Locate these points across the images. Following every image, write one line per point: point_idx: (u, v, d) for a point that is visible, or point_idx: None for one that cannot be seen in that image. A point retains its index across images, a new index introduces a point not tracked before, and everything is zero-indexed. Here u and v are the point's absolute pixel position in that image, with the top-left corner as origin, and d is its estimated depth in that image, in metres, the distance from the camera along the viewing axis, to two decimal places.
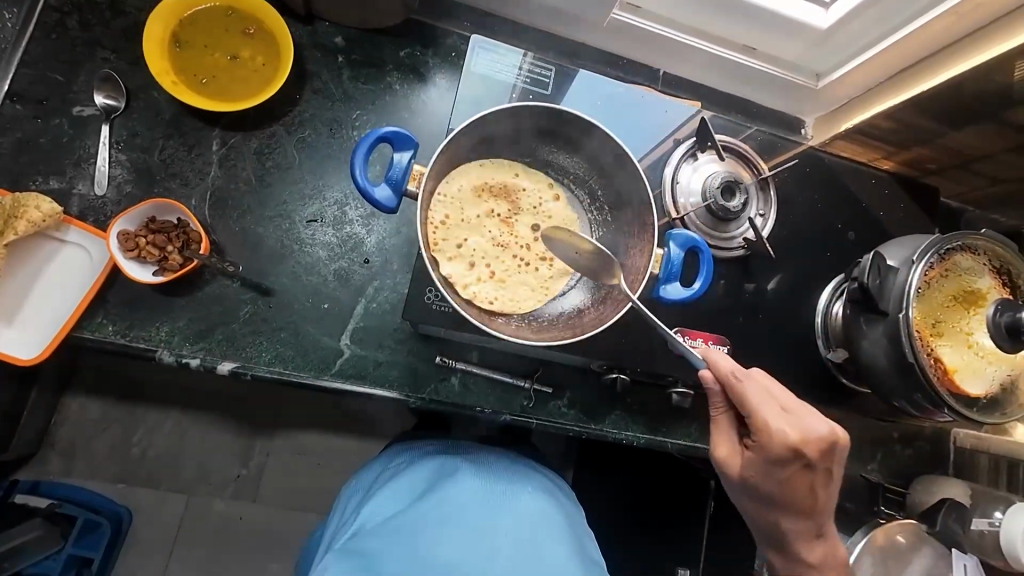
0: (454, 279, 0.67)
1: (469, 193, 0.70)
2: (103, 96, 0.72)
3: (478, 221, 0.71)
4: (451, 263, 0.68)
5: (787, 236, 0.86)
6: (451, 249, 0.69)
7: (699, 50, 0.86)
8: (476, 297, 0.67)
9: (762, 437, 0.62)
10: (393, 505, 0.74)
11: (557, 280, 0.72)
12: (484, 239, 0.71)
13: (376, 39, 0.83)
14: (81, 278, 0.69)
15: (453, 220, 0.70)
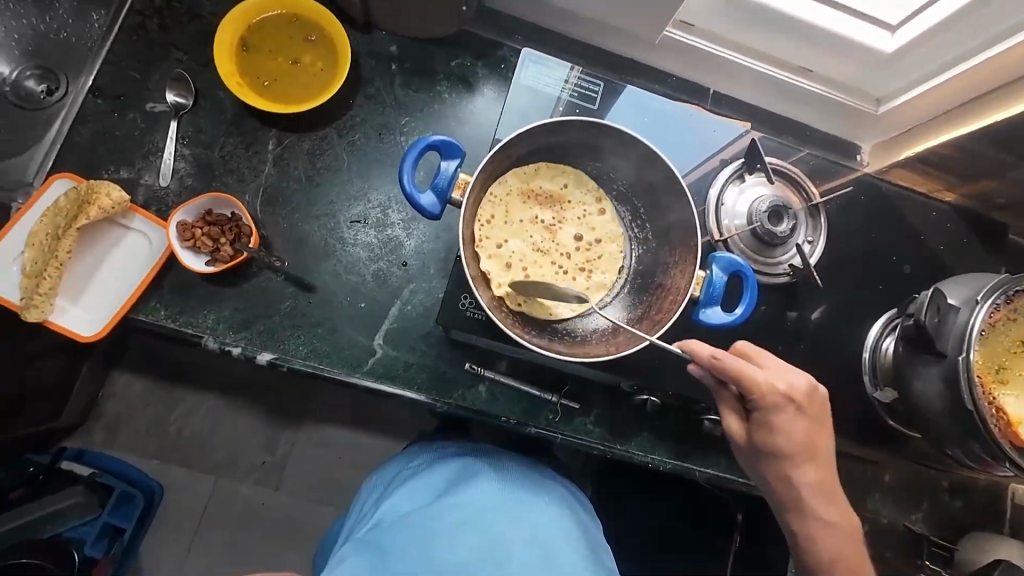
0: (491, 278, 0.67)
1: (517, 197, 0.70)
2: (173, 94, 0.77)
3: (522, 224, 0.70)
4: (491, 261, 0.68)
5: (837, 265, 0.82)
6: (492, 248, 0.68)
7: (752, 71, 0.85)
8: (510, 300, 0.67)
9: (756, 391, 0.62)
10: (412, 503, 0.74)
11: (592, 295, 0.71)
12: (526, 243, 0.70)
13: (429, 49, 0.85)
14: (141, 264, 0.73)
15: (499, 220, 0.69)
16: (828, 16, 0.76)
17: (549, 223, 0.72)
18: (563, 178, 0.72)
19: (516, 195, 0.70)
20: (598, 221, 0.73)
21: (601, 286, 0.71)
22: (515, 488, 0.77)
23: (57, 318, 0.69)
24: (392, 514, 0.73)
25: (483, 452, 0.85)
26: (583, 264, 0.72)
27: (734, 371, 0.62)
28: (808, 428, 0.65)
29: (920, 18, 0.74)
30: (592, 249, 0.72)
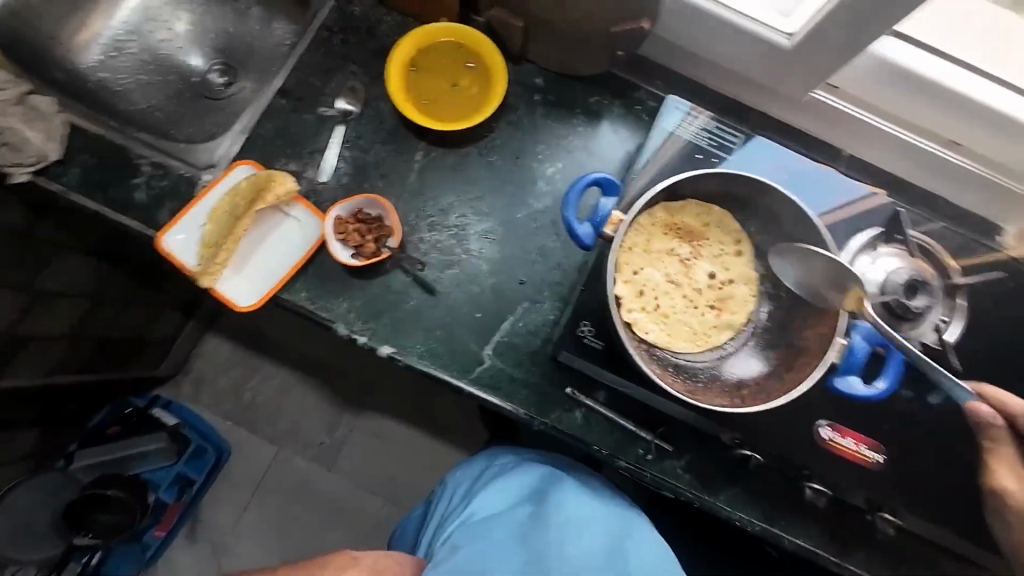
0: (625, 303, 0.68)
1: (661, 227, 0.71)
2: (345, 102, 0.86)
3: (661, 255, 0.71)
4: (627, 286, 0.70)
5: (970, 351, 0.78)
6: (630, 273, 0.70)
7: (896, 140, 0.83)
8: (640, 327, 0.69)
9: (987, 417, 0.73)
10: (504, 502, 0.77)
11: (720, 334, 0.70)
12: (661, 272, 0.71)
13: (572, 85, 0.90)
14: (293, 248, 0.81)
15: (641, 248, 0.70)
16: (992, 94, 0.73)
17: (685, 256, 0.72)
18: (707, 215, 0.71)
19: (661, 225, 0.71)
20: (736, 264, 0.72)
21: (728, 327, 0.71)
22: (606, 504, 0.77)
23: (220, 285, 0.78)
24: (486, 510, 0.77)
25: (567, 463, 0.83)
26: (714, 302, 0.71)
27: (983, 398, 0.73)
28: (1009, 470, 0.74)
29: None
30: (726, 289, 0.71)
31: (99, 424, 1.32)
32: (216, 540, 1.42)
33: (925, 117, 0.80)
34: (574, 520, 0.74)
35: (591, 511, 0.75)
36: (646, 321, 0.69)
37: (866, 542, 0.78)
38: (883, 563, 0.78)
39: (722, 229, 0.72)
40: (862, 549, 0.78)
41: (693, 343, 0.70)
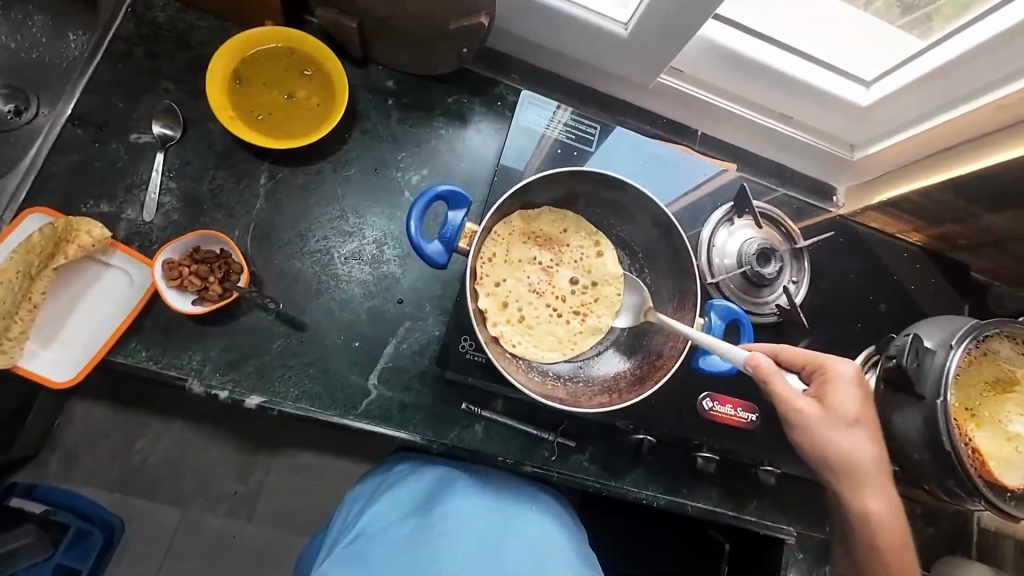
0: (488, 315, 0.68)
1: (519, 236, 0.71)
2: (160, 125, 0.74)
3: (521, 264, 0.71)
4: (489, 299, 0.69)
5: (817, 304, 0.86)
6: (492, 285, 0.70)
7: (738, 116, 0.88)
8: (504, 339, 0.68)
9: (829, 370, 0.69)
10: (396, 515, 0.71)
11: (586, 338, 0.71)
12: (523, 283, 0.71)
13: (426, 84, 0.85)
14: (120, 303, 0.69)
15: (501, 260, 0.70)
16: (808, 70, 0.81)
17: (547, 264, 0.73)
18: (562, 221, 0.73)
19: (519, 235, 0.71)
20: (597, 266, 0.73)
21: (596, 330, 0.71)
22: (504, 501, 0.75)
23: (29, 363, 0.65)
24: (376, 525, 0.70)
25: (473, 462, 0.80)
26: (579, 308, 0.72)
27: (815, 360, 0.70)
28: (866, 407, 0.68)
29: (893, 76, 0.80)
30: (589, 292, 0.72)
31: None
32: None
33: (758, 94, 0.86)
34: (465, 524, 0.70)
35: (485, 512, 0.72)
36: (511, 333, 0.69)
37: (757, 491, 0.84)
38: (772, 507, 0.85)
39: (578, 234, 0.73)
40: (757, 498, 0.84)
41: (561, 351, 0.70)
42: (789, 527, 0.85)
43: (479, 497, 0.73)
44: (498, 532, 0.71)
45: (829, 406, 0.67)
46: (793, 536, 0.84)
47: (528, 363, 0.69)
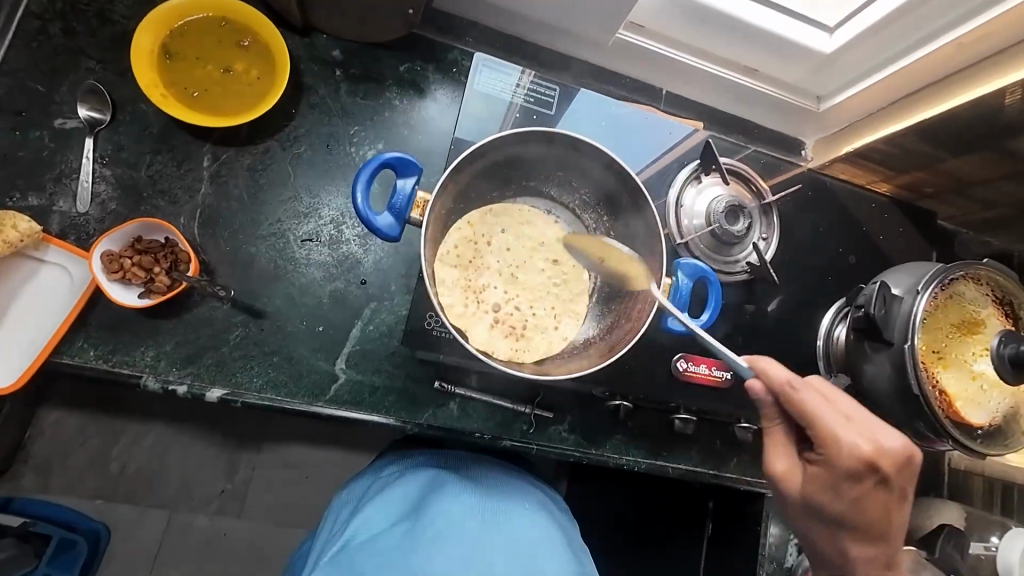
0: (464, 272, 0.70)
1: (522, 221, 0.74)
2: (87, 108, 0.69)
3: (535, 251, 0.73)
4: (472, 257, 0.70)
5: (787, 259, 0.86)
6: (485, 246, 0.71)
7: (701, 71, 0.86)
8: (490, 307, 0.70)
9: (833, 447, 0.59)
10: (386, 518, 0.70)
11: (566, 326, 0.71)
12: (537, 274, 0.73)
13: (374, 53, 0.80)
14: (61, 302, 0.65)
15: (512, 235, 0.72)
16: (769, 17, 0.78)
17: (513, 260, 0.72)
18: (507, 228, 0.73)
19: (518, 219, 0.73)
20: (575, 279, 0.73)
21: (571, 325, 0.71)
22: (493, 496, 0.76)
23: None
24: (366, 530, 0.68)
25: (459, 461, 0.82)
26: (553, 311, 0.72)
27: (822, 432, 0.59)
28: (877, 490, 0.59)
29: (855, 21, 0.78)
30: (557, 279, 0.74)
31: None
32: None
33: (720, 45, 0.83)
34: (459, 518, 0.71)
35: (476, 506, 0.73)
36: (499, 298, 0.70)
37: (736, 448, 0.86)
38: (751, 462, 0.87)
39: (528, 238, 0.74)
40: (736, 455, 0.85)
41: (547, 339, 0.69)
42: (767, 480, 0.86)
43: (469, 494, 0.75)
44: (491, 525, 0.72)
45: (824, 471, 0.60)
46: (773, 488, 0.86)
47: (503, 329, 0.69)
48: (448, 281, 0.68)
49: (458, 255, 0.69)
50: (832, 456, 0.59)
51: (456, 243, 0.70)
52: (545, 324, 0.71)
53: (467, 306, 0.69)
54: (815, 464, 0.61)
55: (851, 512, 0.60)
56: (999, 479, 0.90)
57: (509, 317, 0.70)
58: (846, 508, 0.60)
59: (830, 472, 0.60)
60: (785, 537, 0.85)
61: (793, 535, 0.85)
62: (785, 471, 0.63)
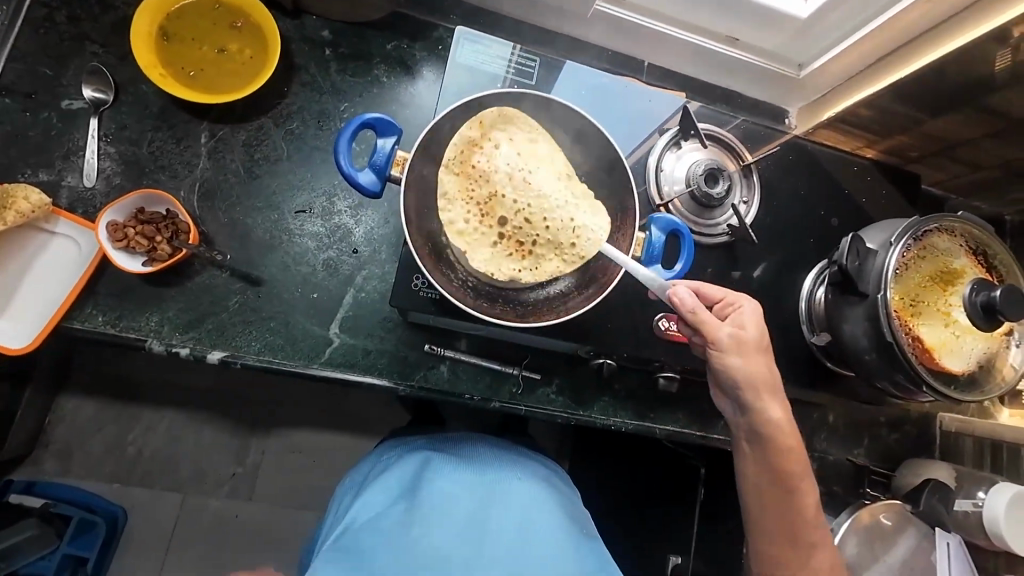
0: (463, 185, 0.63)
1: (531, 129, 0.65)
2: (92, 89, 0.73)
3: (555, 159, 0.65)
4: (477, 166, 0.64)
5: (769, 225, 0.88)
6: (490, 152, 0.64)
7: (680, 41, 0.88)
8: (495, 223, 0.63)
9: (736, 299, 0.70)
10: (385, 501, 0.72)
11: (585, 243, 0.63)
12: (549, 184, 0.65)
13: (362, 32, 0.84)
14: (70, 270, 0.69)
15: (520, 142, 0.65)
16: None
17: (514, 174, 0.64)
18: (502, 130, 0.64)
19: (529, 124, 0.66)
20: (588, 195, 0.66)
21: (593, 244, 0.63)
22: (479, 467, 0.78)
23: None
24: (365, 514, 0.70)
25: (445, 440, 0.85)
26: (566, 231, 0.63)
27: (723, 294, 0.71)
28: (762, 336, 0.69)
29: None
30: (568, 196, 0.64)
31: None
32: None
33: (697, 14, 0.86)
34: (452, 491, 0.73)
35: (465, 476, 0.76)
36: (506, 212, 0.63)
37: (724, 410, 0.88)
38: None
39: (530, 142, 0.65)
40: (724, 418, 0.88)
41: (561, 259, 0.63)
42: None
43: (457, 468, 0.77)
44: (483, 490, 0.74)
45: (737, 328, 0.68)
46: None
47: (508, 247, 0.63)
48: (449, 194, 0.63)
49: (456, 168, 0.63)
50: (739, 303, 0.70)
51: (457, 151, 0.64)
52: (556, 246, 0.64)
53: (471, 224, 0.63)
54: (731, 322, 0.68)
55: (755, 349, 0.68)
56: (987, 438, 0.92)
57: (515, 233, 0.64)
58: (749, 335, 0.68)
59: (752, 319, 0.69)
60: None
61: None
62: (732, 340, 0.67)
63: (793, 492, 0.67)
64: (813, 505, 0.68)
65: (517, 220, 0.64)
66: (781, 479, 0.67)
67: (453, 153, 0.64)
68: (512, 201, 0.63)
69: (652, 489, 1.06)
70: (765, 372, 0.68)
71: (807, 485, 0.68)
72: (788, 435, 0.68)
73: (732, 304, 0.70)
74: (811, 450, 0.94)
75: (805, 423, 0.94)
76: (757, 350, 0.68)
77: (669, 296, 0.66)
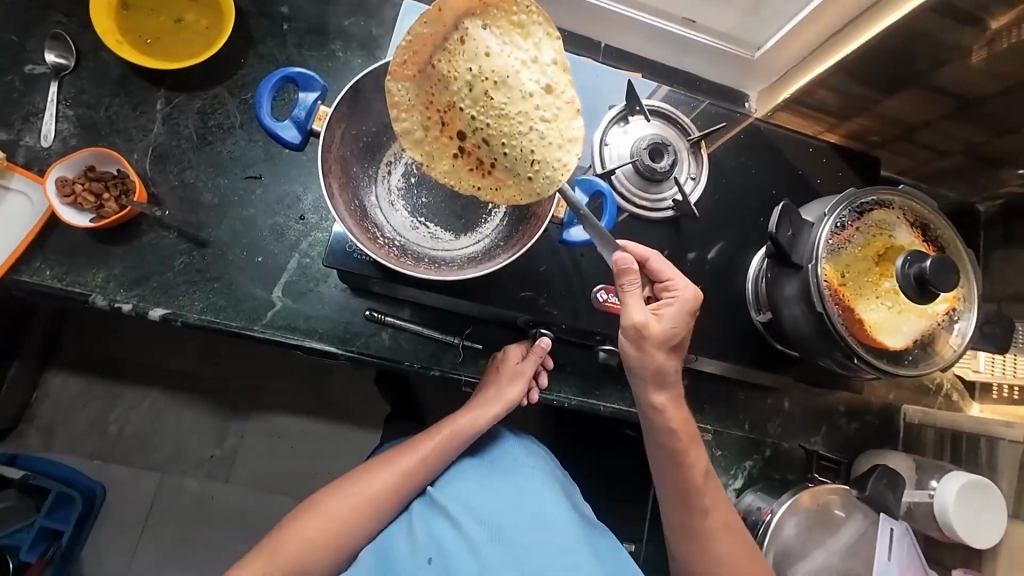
0: (425, 88, 0.60)
1: (517, 25, 0.59)
2: (53, 55, 0.76)
3: (533, 65, 0.59)
4: (443, 68, 0.60)
5: (721, 205, 0.88)
6: (462, 53, 0.59)
7: (634, 21, 0.89)
8: (453, 136, 0.62)
9: (676, 287, 0.70)
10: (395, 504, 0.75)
11: (542, 179, 0.59)
12: (520, 96, 0.59)
13: (319, 8, 0.86)
14: (23, 225, 0.72)
15: (496, 37, 0.59)
16: None
17: (481, 80, 0.59)
18: (476, 19, 0.59)
19: (516, 20, 0.59)
20: (567, 119, 0.59)
21: (549, 184, 0.59)
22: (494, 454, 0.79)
23: None
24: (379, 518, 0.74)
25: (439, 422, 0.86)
26: (528, 153, 0.60)
27: (663, 276, 0.70)
28: (683, 326, 0.69)
29: None
30: (540, 111, 0.60)
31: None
32: None
33: None
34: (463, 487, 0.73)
35: (475, 466, 0.76)
36: (467, 125, 0.61)
37: None
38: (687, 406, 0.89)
39: (505, 39, 0.59)
40: None
41: (515, 189, 0.61)
42: (704, 425, 0.89)
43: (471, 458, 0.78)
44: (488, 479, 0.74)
45: (660, 316, 0.68)
46: (708, 432, 0.88)
47: (467, 164, 0.62)
48: (406, 98, 0.60)
49: (417, 68, 0.60)
50: (678, 292, 0.69)
51: (418, 44, 0.59)
52: (515, 173, 0.61)
53: (428, 133, 0.62)
54: (659, 308, 0.68)
55: (674, 334, 0.68)
56: (950, 430, 0.89)
57: (477, 150, 0.62)
58: (669, 321, 0.68)
59: (680, 307, 0.68)
60: (724, 484, 0.88)
61: (731, 481, 0.89)
62: (650, 325, 0.66)
63: (682, 461, 0.72)
64: (703, 472, 0.72)
65: (477, 137, 0.61)
66: (672, 451, 0.72)
67: (412, 47, 0.59)
68: (475, 115, 0.60)
69: (616, 472, 1.05)
70: (668, 356, 0.69)
71: (697, 456, 0.72)
72: (676, 412, 0.72)
73: (669, 290, 0.70)
74: (765, 436, 0.92)
75: (762, 409, 0.92)
76: (675, 339, 0.69)
77: (614, 265, 0.65)
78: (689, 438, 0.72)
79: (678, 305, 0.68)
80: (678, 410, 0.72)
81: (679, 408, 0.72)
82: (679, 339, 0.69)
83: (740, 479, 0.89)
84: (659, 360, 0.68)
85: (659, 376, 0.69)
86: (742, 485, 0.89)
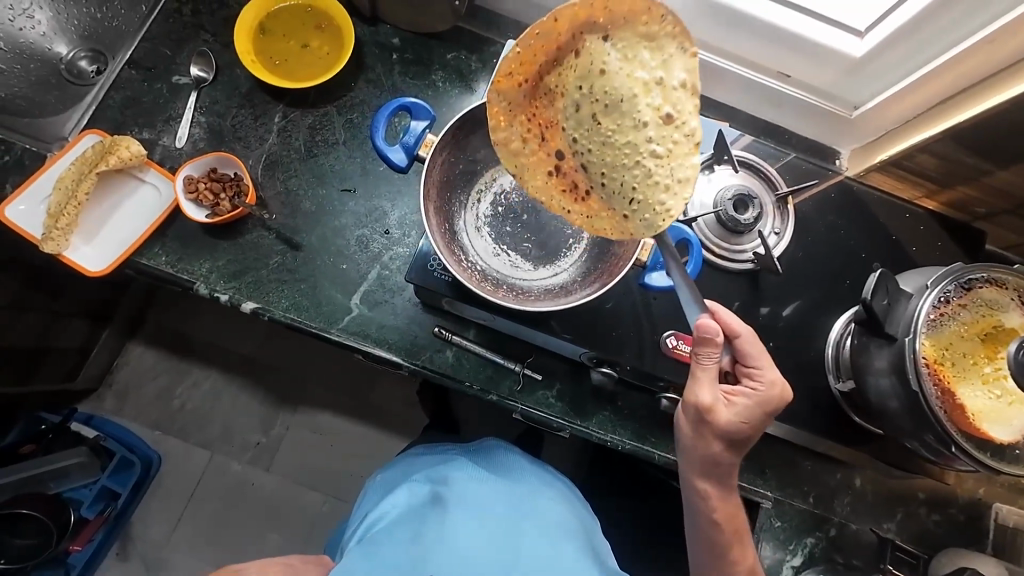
0: (531, 99, 0.63)
1: (645, 37, 0.59)
2: (197, 68, 0.86)
3: (652, 91, 0.60)
4: (554, 83, 0.63)
5: (802, 262, 0.85)
6: (576, 66, 0.62)
7: (727, 71, 0.90)
8: (550, 153, 0.64)
9: (759, 378, 0.66)
10: (411, 501, 0.76)
11: (639, 220, 0.60)
12: (630, 121, 0.61)
13: (425, 41, 0.92)
14: (148, 214, 0.81)
15: (615, 55, 0.60)
16: (798, 19, 0.81)
17: (587, 101, 0.62)
18: (596, 32, 0.60)
19: (645, 32, 0.58)
20: (680, 155, 0.60)
21: (647, 227, 0.60)
22: (515, 481, 0.82)
23: (70, 254, 0.78)
24: (394, 510, 0.75)
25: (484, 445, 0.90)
26: (630, 184, 0.61)
27: (747, 364, 0.67)
28: (754, 422, 0.66)
29: (885, 24, 0.77)
30: (650, 140, 0.60)
31: (11, 443, 1.25)
32: (149, 549, 1.39)
33: (747, 47, 0.87)
34: (482, 495, 0.76)
35: (504, 488, 0.79)
36: (569, 146, 0.64)
37: None
38: (747, 467, 0.85)
39: (625, 58, 0.60)
40: None
41: (609, 222, 0.63)
42: (765, 492, 0.84)
43: (493, 476, 0.81)
44: (514, 502, 0.76)
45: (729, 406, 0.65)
46: (769, 500, 0.84)
47: (561, 184, 0.64)
48: (508, 109, 0.63)
49: (527, 78, 0.62)
50: (759, 385, 0.66)
51: (529, 55, 0.61)
52: (612, 205, 0.63)
53: (527, 144, 0.64)
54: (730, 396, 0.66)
55: (742, 424, 0.65)
56: None
57: (575, 172, 0.64)
58: (741, 409, 0.65)
59: (758, 402, 0.65)
60: (781, 559, 0.82)
61: (789, 557, 0.82)
62: (716, 410, 0.64)
63: (722, 554, 0.70)
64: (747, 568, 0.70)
65: (574, 160, 0.64)
66: (713, 542, 0.69)
67: (521, 59, 0.61)
68: (577, 136, 0.63)
69: (659, 525, 1.00)
70: (730, 446, 0.67)
71: (741, 553, 0.70)
72: (723, 504, 0.69)
73: (749, 379, 0.67)
74: (830, 513, 0.85)
75: (831, 483, 0.86)
76: (742, 433, 0.66)
77: (694, 332, 0.63)
78: (737, 534, 0.70)
79: (753, 398, 0.65)
80: (729, 503, 0.70)
81: (728, 501, 0.69)
82: (747, 434, 0.66)
83: (799, 556, 0.83)
84: (716, 449, 0.66)
85: (713, 463, 0.67)
86: (801, 564, 0.82)
